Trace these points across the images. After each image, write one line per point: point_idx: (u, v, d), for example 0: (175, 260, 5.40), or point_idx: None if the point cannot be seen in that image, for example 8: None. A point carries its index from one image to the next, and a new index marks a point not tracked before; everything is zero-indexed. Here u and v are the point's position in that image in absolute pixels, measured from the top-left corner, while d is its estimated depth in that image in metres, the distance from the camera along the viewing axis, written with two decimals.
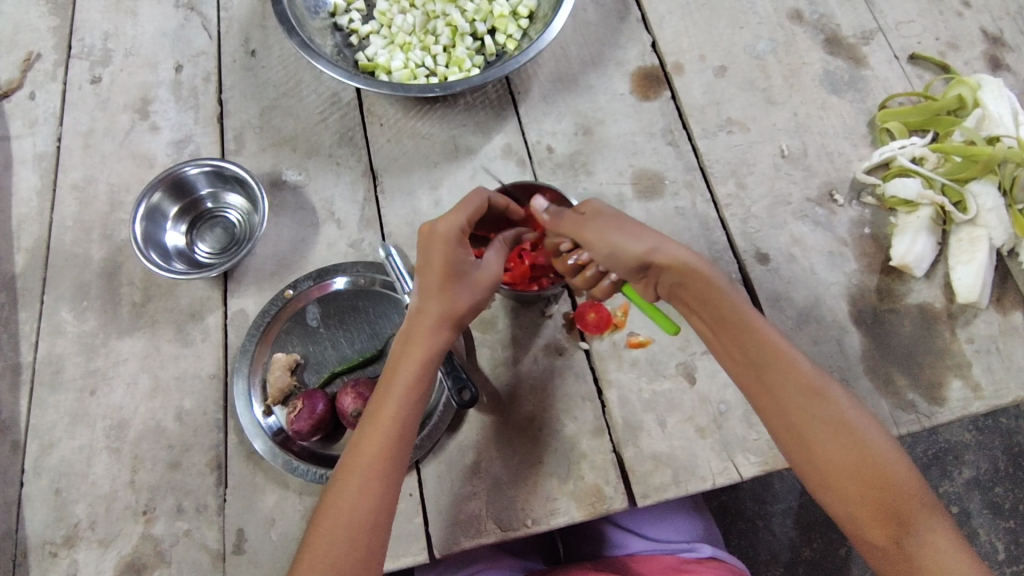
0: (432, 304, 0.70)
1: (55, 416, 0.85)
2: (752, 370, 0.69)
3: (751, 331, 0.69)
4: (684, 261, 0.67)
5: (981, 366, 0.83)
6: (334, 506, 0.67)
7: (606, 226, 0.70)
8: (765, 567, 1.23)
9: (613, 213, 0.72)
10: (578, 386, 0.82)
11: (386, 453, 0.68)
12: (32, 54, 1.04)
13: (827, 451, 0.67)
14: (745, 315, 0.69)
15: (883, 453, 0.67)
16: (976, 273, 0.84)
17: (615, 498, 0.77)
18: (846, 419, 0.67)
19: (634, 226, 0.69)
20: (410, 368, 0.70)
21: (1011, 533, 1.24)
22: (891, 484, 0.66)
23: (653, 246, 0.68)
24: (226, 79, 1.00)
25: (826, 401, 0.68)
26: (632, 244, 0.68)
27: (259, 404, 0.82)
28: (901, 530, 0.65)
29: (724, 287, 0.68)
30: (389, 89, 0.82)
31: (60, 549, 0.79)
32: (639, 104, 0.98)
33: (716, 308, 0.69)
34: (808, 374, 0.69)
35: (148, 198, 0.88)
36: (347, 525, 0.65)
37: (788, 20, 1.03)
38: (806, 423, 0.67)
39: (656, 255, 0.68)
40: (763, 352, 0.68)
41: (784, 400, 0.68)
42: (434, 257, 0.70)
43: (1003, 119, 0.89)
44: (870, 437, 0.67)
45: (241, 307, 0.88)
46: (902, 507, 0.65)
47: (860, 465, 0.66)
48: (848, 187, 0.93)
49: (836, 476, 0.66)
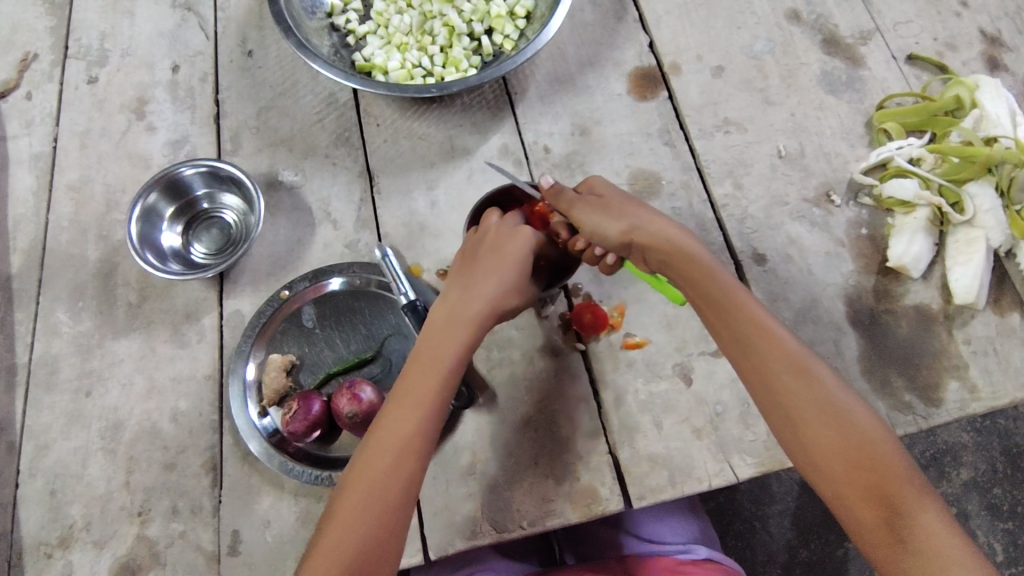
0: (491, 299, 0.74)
1: (51, 417, 0.84)
2: (738, 347, 0.70)
3: (734, 306, 0.71)
4: (669, 238, 0.74)
5: (978, 368, 0.82)
6: (365, 489, 0.66)
7: (593, 206, 0.76)
8: (763, 568, 1.23)
9: (610, 190, 0.78)
10: (574, 387, 0.82)
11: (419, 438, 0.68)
12: (29, 54, 1.04)
13: (812, 429, 0.66)
14: (729, 293, 0.72)
15: (871, 432, 0.66)
16: (973, 273, 0.84)
17: (610, 500, 0.77)
18: (832, 398, 0.67)
19: (619, 206, 0.76)
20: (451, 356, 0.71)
21: (1009, 534, 1.24)
22: (878, 463, 0.64)
23: (630, 226, 0.75)
24: (223, 80, 1.00)
25: (811, 379, 0.67)
26: (610, 223, 0.75)
27: (254, 405, 0.81)
28: (889, 510, 0.62)
29: (702, 262, 0.73)
30: (386, 90, 0.82)
31: (55, 551, 0.79)
32: (636, 104, 0.98)
33: (700, 284, 0.73)
34: (794, 353, 0.69)
35: (144, 199, 0.88)
36: (374, 510, 0.65)
37: (786, 21, 1.02)
38: (791, 400, 0.67)
39: (634, 234, 0.75)
40: (749, 330, 0.70)
41: (770, 377, 0.68)
42: (511, 253, 0.75)
43: (1001, 120, 0.89)
44: (858, 416, 0.66)
45: (237, 308, 0.88)
46: (890, 488, 0.63)
47: (847, 443, 0.65)
48: (846, 188, 0.92)
49: (821, 455, 0.65)
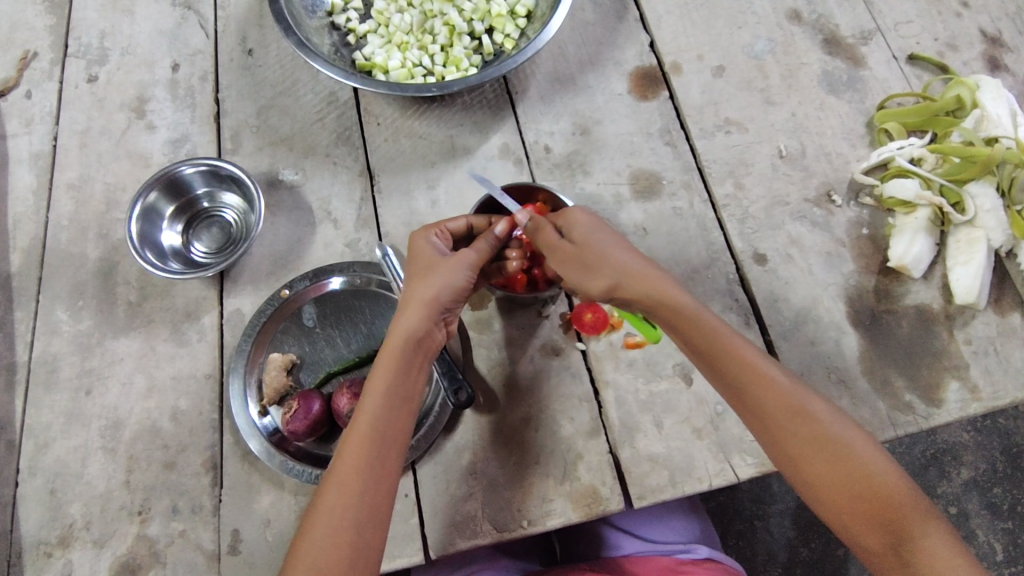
0: (415, 292, 0.71)
1: (51, 415, 0.84)
2: (732, 390, 0.70)
3: (724, 352, 0.69)
4: (649, 295, 0.70)
5: (978, 368, 0.82)
6: (321, 504, 0.66)
7: (569, 262, 0.71)
8: (763, 568, 1.23)
9: (587, 234, 0.72)
10: (574, 387, 0.82)
11: (373, 436, 0.68)
12: (29, 52, 1.03)
13: (813, 467, 0.67)
14: (717, 340, 0.69)
15: (872, 464, 0.66)
16: (974, 273, 0.84)
17: (611, 500, 0.77)
18: (829, 434, 0.67)
19: (596, 255, 0.71)
20: (387, 356, 0.70)
21: (1009, 534, 1.24)
22: (882, 493, 0.65)
23: (614, 282, 0.71)
24: (223, 79, 1.00)
25: (808, 418, 0.67)
26: (592, 282, 0.71)
27: (254, 405, 0.81)
28: (895, 538, 0.64)
29: (687, 313, 0.69)
30: (386, 89, 0.82)
31: (55, 550, 0.79)
32: (637, 104, 0.98)
33: (689, 335, 0.70)
34: (789, 393, 0.68)
35: (144, 198, 0.88)
36: (328, 527, 0.64)
37: (787, 21, 1.02)
38: (790, 439, 0.67)
39: (620, 290, 0.71)
40: (742, 375, 0.69)
41: (766, 421, 0.68)
42: (422, 250, 0.74)
43: (1001, 120, 0.89)
44: (856, 448, 0.67)
45: (237, 307, 0.88)
46: (894, 515, 0.64)
47: (849, 476, 0.66)
48: (847, 188, 0.93)
49: (824, 489, 0.66)
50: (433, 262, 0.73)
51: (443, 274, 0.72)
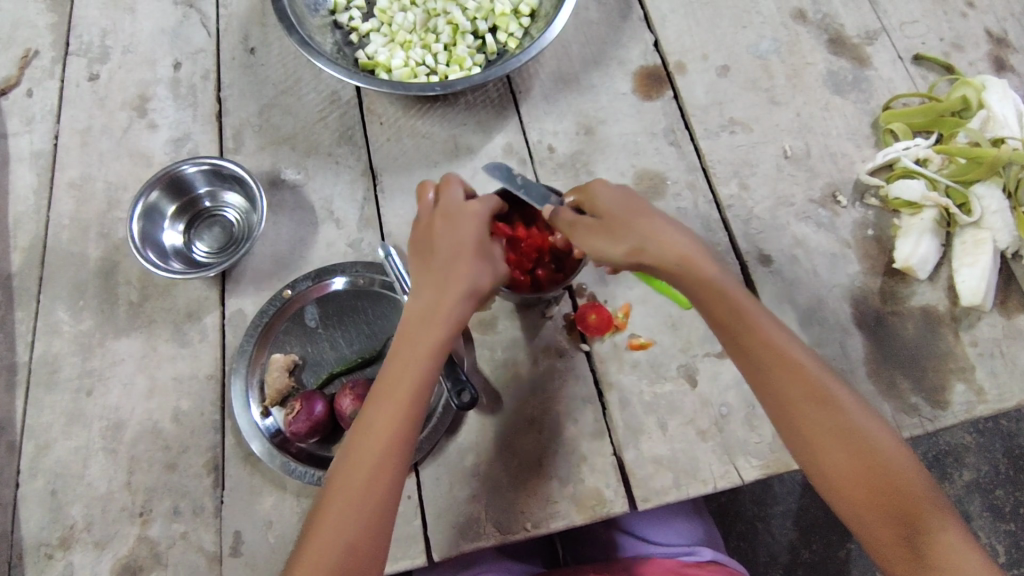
0: (459, 283, 0.70)
1: (51, 416, 0.84)
2: (756, 371, 0.69)
3: (749, 334, 0.69)
4: (677, 259, 0.69)
5: (984, 370, 0.82)
6: (337, 494, 0.65)
7: (593, 229, 0.70)
8: (764, 570, 1.22)
9: (610, 206, 0.72)
10: (577, 388, 0.82)
11: (400, 432, 0.67)
12: (30, 51, 1.03)
13: (832, 458, 0.65)
14: (743, 319, 0.69)
15: (887, 455, 0.65)
16: (980, 275, 0.83)
17: (615, 502, 0.77)
18: (851, 424, 0.66)
19: (621, 223, 0.71)
20: (424, 352, 0.68)
21: (1011, 536, 1.23)
22: (897, 486, 0.64)
23: (637, 247, 0.70)
24: (225, 77, 1.00)
25: (830, 407, 0.66)
26: (614, 248, 0.70)
27: (256, 406, 0.81)
28: (908, 530, 0.63)
29: (717, 288, 0.69)
30: (390, 88, 0.81)
31: (56, 552, 0.78)
32: (641, 103, 0.97)
33: (714, 310, 0.69)
34: (813, 378, 0.67)
35: (145, 197, 0.87)
36: (351, 518, 0.64)
37: (791, 20, 1.02)
38: (809, 427, 0.66)
39: (641, 255, 0.70)
40: (764, 360, 0.68)
41: (788, 405, 0.67)
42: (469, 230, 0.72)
43: (1008, 121, 0.89)
44: (877, 440, 0.65)
45: (239, 308, 0.87)
46: (910, 508, 0.63)
47: (868, 468, 0.64)
48: (852, 189, 0.92)
49: (841, 480, 0.65)
50: (457, 246, 0.71)
51: (475, 266, 0.70)
